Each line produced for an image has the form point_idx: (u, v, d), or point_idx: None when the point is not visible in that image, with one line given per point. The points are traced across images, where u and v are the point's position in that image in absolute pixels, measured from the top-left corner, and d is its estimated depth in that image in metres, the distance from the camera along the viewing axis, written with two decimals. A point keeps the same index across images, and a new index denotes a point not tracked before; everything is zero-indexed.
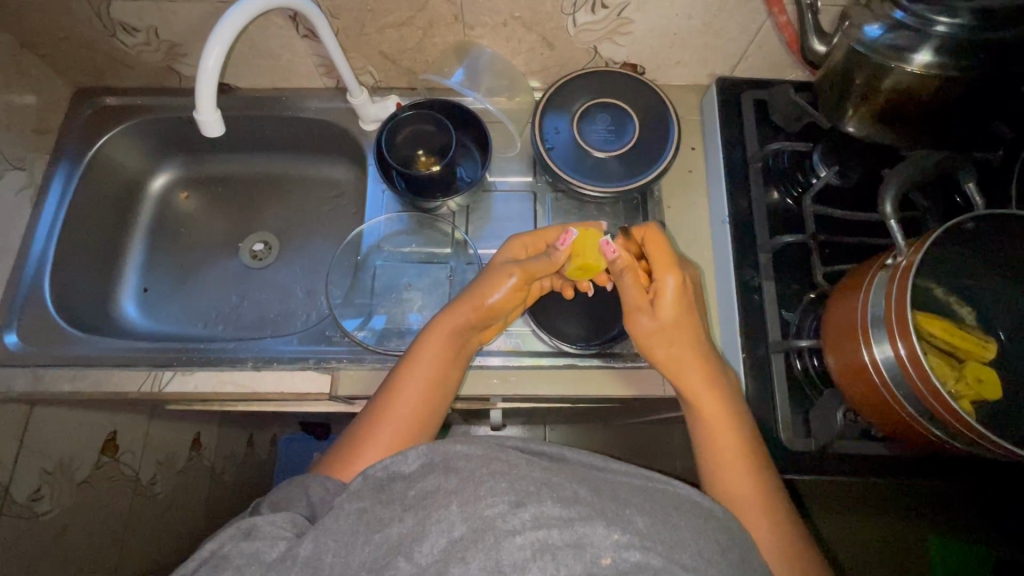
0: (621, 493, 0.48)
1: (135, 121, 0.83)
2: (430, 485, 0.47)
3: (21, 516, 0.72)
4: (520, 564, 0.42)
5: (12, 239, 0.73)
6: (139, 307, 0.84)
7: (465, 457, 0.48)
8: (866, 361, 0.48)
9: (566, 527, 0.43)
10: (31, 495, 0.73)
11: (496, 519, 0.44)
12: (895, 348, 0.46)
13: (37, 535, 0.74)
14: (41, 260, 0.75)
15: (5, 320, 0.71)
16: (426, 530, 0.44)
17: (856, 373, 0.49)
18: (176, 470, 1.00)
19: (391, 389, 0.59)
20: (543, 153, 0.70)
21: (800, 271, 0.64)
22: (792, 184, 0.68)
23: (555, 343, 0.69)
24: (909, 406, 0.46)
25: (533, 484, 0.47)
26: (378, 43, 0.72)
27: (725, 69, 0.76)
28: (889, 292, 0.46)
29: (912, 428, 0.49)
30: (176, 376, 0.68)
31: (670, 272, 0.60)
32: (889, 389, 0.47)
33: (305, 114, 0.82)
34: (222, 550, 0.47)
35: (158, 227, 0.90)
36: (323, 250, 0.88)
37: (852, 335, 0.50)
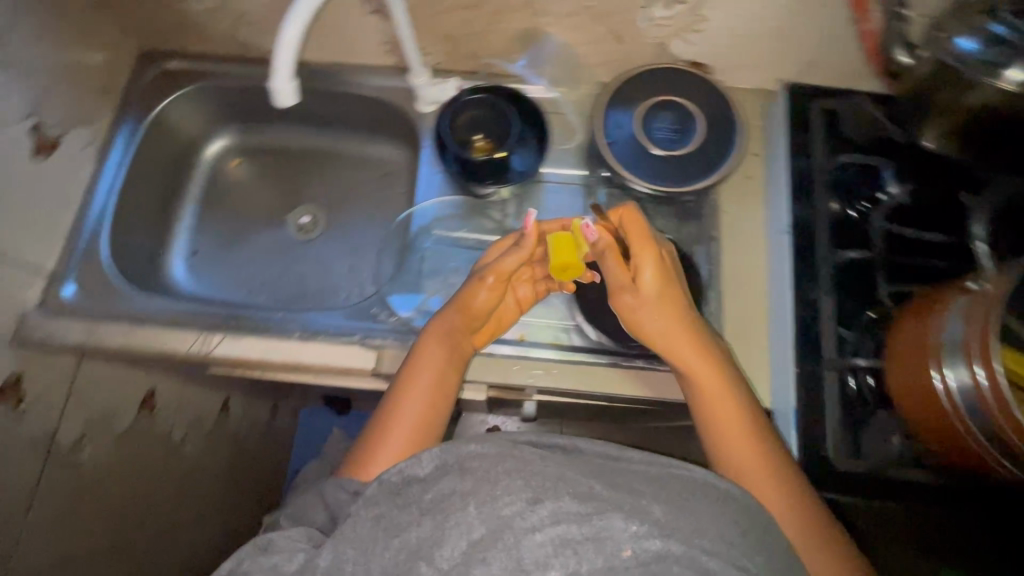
0: (636, 483, 0.48)
1: (196, 87, 0.84)
2: (446, 488, 0.47)
3: (64, 463, 0.74)
4: (542, 561, 0.42)
5: (74, 193, 0.75)
6: (186, 269, 0.86)
7: (478, 457, 0.49)
8: (939, 384, 0.47)
9: (585, 522, 0.44)
10: (74, 443, 0.75)
11: (513, 518, 0.44)
12: (972, 373, 0.44)
13: (76, 483, 0.76)
14: (100, 217, 0.76)
15: (64, 271, 0.73)
16: (445, 533, 0.44)
17: (924, 396, 0.48)
18: (205, 432, 1.02)
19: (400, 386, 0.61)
20: (604, 147, 0.69)
21: (861, 288, 0.62)
22: (856, 197, 0.66)
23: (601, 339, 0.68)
24: (980, 433, 0.45)
25: (549, 479, 0.47)
26: (445, 24, 0.72)
27: (795, 75, 0.74)
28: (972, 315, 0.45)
29: (979, 458, 0.47)
30: (225, 340, 0.69)
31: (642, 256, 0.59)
32: (960, 414, 0.45)
33: (363, 91, 0.82)
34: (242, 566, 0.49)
35: (209, 192, 0.91)
36: (367, 228, 0.88)
37: (921, 357, 0.48)
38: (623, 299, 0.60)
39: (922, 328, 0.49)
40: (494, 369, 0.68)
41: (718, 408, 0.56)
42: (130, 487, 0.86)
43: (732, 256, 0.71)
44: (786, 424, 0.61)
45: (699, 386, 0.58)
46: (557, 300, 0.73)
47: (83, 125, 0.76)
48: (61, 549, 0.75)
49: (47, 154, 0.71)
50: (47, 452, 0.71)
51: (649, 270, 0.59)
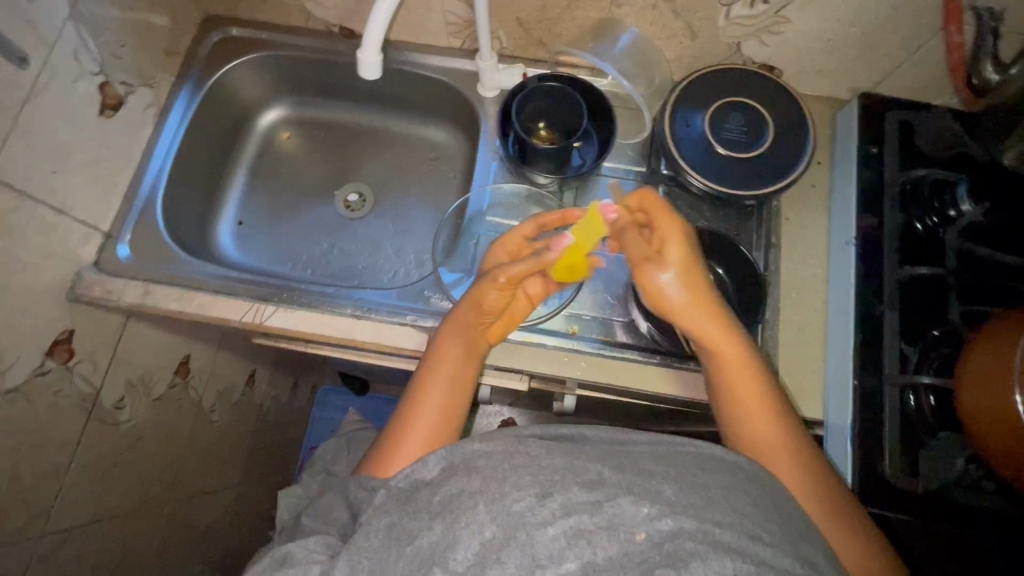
0: (646, 466, 0.48)
1: (257, 55, 0.83)
2: (453, 489, 0.46)
3: (104, 422, 0.74)
4: (556, 556, 0.41)
5: (132, 154, 0.75)
6: (233, 238, 0.86)
7: (484, 455, 0.48)
8: (1020, 405, 0.46)
9: (597, 510, 0.43)
10: (116, 403, 0.75)
11: (525, 514, 0.43)
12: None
13: (114, 442, 0.76)
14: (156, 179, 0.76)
15: (117, 231, 0.73)
16: (457, 535, 0.43)
17: (1000, 417, 0.47)
18: (233, 403, 1.03)
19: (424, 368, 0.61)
20: (670, 144, 0.68)
21: (927, 306, 0.61)
22: (928, 210, 0.63)
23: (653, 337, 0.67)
24: None
25: (556, 472, 0.46)
26: (519, 9, 0.71)
27: (868, 85, 0.73)
28: None
29: None
30: (278, 312, 0.68)
31: (668, 238, 0.60)
32: None
33: (425, 71, 0.81)
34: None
35: (258, 163, 0.90)
36: (415, 211, 0.88)
37: (1002, 381, 0.48)
38: (648, 276, 0.60)
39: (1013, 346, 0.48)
40: (545, 361, 0.68)
41: (748, 404, 0.56)
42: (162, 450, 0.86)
43: (791, 264, 0.70)
44: (847, 440, 0.60)
45: (726, 379, 0.58)
46: (610, 296, 0.72)
47: (145, 86, 0.76)
48: (98, 507, 0.76)
49: (111, 112, 0.71)
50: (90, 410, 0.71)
51: (677, 253, 0.60)
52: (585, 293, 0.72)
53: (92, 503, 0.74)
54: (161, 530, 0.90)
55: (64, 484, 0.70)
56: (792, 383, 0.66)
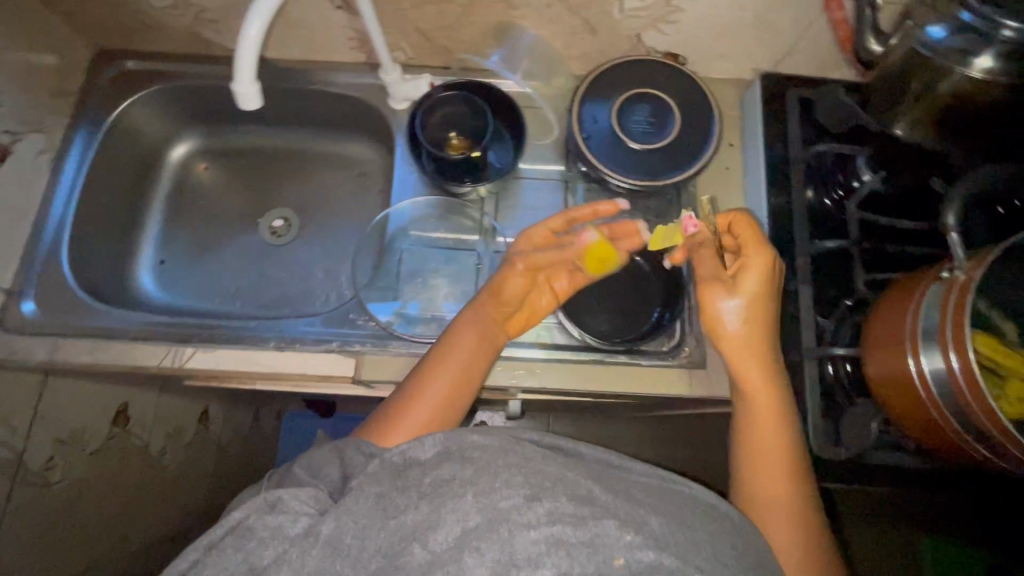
0: (634, 491, 0.46)
1: (157, 87, 0.80)
2: (446, 474, 0.44)
3: (34, 485, 0.70)
4: (533, 558, 0.40)
5: (29, 203, 0.71)
6: (155, 279, 0.83)
7: (480, 448, 0.46)
8: (913, 370, 0.47)
9: (581, 526, 0.41)
10: (43, 464, 0.71)
11: (510, 511, 0.42)
12: (947, 360, 0.45)
13: (48, 504, 0.73)
14: (60, 227, 0.73)
15: (22, 286, 0.70)
16: (441, 517, 0.42)
17: (899, 382, 0.49)
18: (185, 444, 0.99)
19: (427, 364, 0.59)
20: (580, 142, 0.68)
21: (838, 276, 0.63)
22: (831, 185, 0.66)
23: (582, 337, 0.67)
24: (950, 416, 0.46)
25: (549, 478, 0.44)
26: (415, 19, 0.70)
27: (770, 64, 0.74)
28: (947, 304, 0.45)
29: (947, 439, 0.48)
30: (198, 353, 0.66)
31: (754, 260, 0.56)
32: (933, 399, 0.47)
33: (334, 88, 0.79)
34: (247, 520, 0.44)
35: (176, 198, 0.88)
36: (344, 230, 0.86)
37: (898, 344, 0.49)
38: (709, 291, 0.58)
39: (905, 307, 0.49)
40: None
41: (759, 398, 0.56)
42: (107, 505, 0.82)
43: None
44: None
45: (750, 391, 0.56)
46: None
47: (36, 130, 0.72)
48: (38, 574, 0.72)
49: None
50: (14, 475, 0.68)
51: (751, 277, 0.56)
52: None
53: (30, 571, 0.71)
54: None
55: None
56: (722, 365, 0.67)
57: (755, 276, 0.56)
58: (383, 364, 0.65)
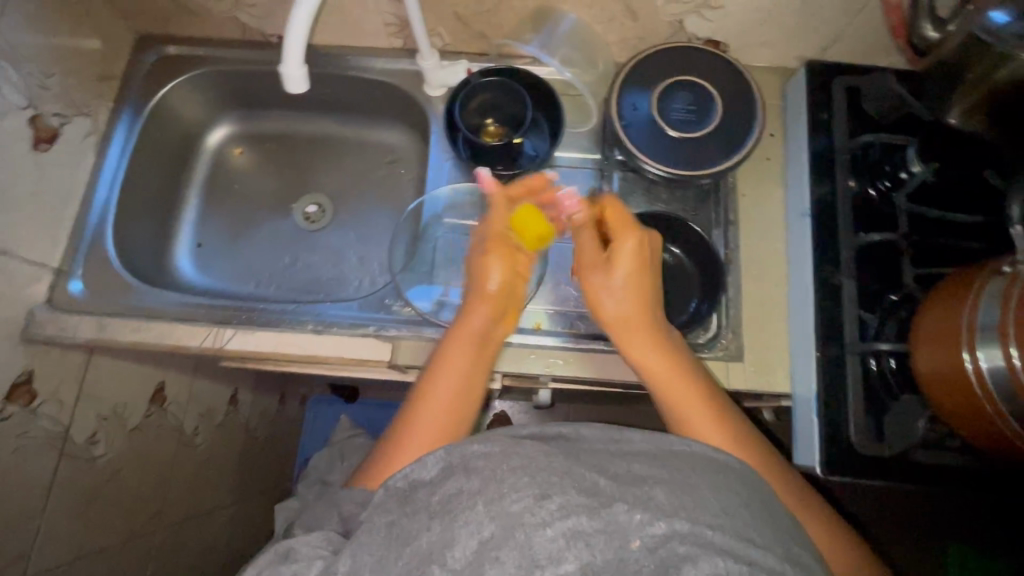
0: (637, 470, 0.46)
1: (195, 72, 0.81)
2: (453, 488, 0.44)
3: (79, 458, 0.73)
4: (554, 557, 0.39)
5: (75, 187, 0.73)
6: (192, 262, 0.85)
7: (482, 455, 0.46)
8: (968, 366, 0.46)
9: (594, 514, 0.41)
10: (88, 438, 0.74)
11: (523, 515, 0.41)
12: (1006, 353, 0.42)
13: (92, 478, 0.75)
14: (104, 209, 0.75)
15: (70, 267, 0.72)
16: (455, 533, 0.41)
17: (954, 378, 0.47)
18: (216, 424, 1.01)
19: (418, 395, 0.57)
20: (619, 130, 0.67)
21: (885, 270, 0.61)
22: (877, 176, 0.64)
23: None
24: (1010, 419, 0.44)
25: (555, 474, 0.44)
26: (454, 4, 0.69)
27: (815, 51, 0.72)
28: (1005, 297, 0.43)
29: (1009, 444, 0.46)
30: (237, 334, 0.68)
31: (624, 240, 0.61)
32: (990, 398, 0.44)
33: (370, 74, 0.79)
34: (262, 575, 0.46)
35: (213, 182, 0.89)
36: (377, 216, 0.87)
37: (953, 339, 0.47)
38: (591, 279, 0.62)
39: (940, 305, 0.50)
40: (511, 359, 0.67)
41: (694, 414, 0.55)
42: (145, 482, 0.85)
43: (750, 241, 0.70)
44: (812, 411, 0.60)
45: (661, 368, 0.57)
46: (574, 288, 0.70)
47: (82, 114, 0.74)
48: (83, 544, 0.75)
49: (47, 145, 0.69)
50: (61, 448, 0.70)
51: (584, 238, 0.63)
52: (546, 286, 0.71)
53: (75, 541, 0.74)
54: (151, 560, 0.89)
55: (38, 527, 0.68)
56: (758, 358, 0.66)
57: (629, 258, 0.60)
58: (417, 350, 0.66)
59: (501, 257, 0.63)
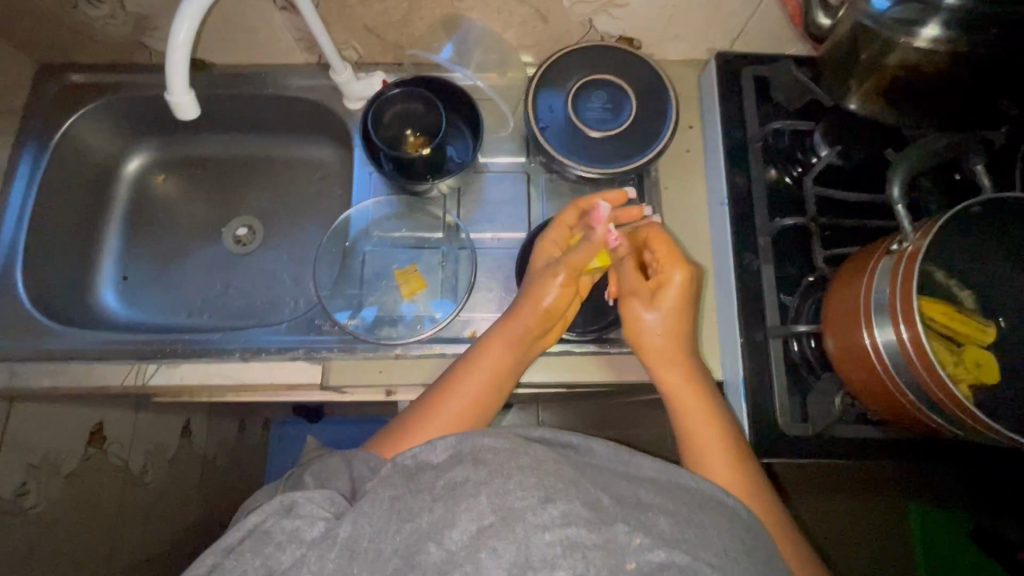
0: (641, 495, 0.46)
1: (103, 100, 0.78)
2: (459, 476, 0.44)
3: (8, 512, 0.69)
4: (549, 561, 0.39)
5: None
6: (118, 296, 0.81)
7: (492, 450, 0.45)
8: (869, 345, 0.48)
9: (594, 529, 0.41)
10: (16, 489, 0.70)
11: (524, 512, 0.41)
12: (897, 331, 0.45)
13: (25, 530, 0.72)
14: (12, 250, 0.72)
15: None
16: (457, 517, 0.42)
17: (857, 357, 0.49)
18: (167, 459, 0.98)
19: (440, 394, 0.59)
20: (537, 133, 0.67)
21: (800, 254, 0.63)
22: (791, 162, 0.66)
23: None
24: (910, 393, 0.47)
25: (562, 480, 0.44)
26: (361, 16, 0.68)
27: (724, 43, 0.74)
28: (895, 276, 0.46)
29: (910, 414, 0.49)
30: (162, 369, 0.66)
31: (673, 274, 0.60)
32: (890, 373, 0.47)
33: (287, 91, 0.78)
34: (264, 524, 0.45)
35: (136, 212, 0.86)
36: (310, 234, 0.85)
37: (853, 318, 0.49)
38: (631, 307, 0.61)
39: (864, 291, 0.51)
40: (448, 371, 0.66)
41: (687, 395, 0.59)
42: (89, 528, 0.81)
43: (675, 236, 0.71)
44: (739, 396, 0.62)
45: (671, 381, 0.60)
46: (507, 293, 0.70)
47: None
48: None
49: None
50: None
51: (626, 273, 0.62)
52: (478, 292, 0.70)
53: None
54: None
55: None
56: None
57: (677, 288, 0.60)
58: (348, 369, 0.65)
59: (560, 275, 0.60)
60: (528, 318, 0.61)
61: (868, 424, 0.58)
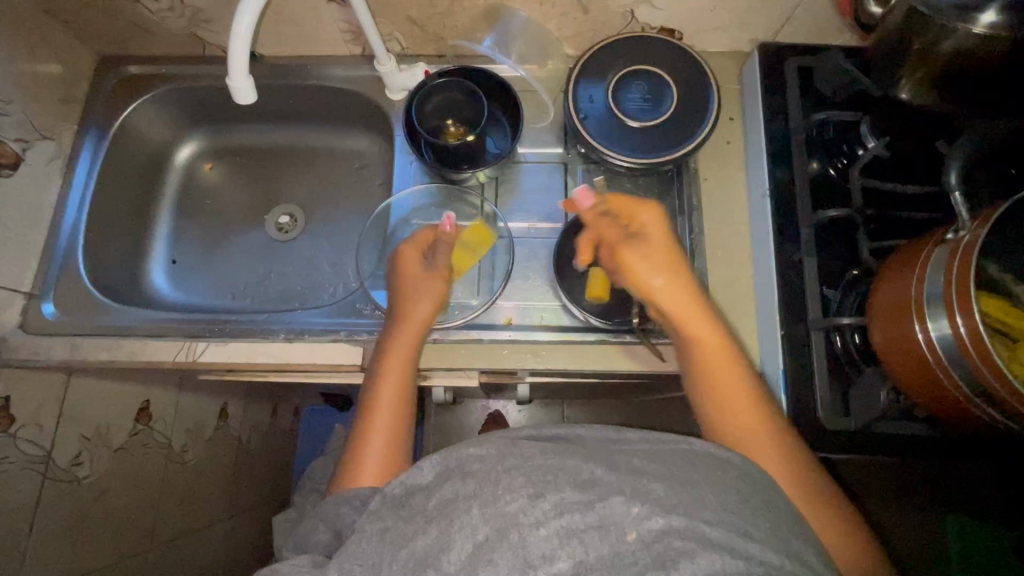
0: (637, 462, 0.46)
1: (157, 90, 0.81)
2: (449, 492, 0.44)
3: (62, 481, 0.73)
4: (549, 554, 0.39)
5: (44, 210, 0.74)
6: (168, 279, 0.85)
7: (478, 459, 0.46)
8: (920, 338, 0.47)
9: (588, 510, 0.41)
10: (71, 460, 0.74)
11: (518, 515, 0.41)
12: (953, 325, 0.44)
13: (77, 500, 0.75)
14: (72, 232, 0.75)
15: (41, 290, 0.73)
16: (451, 538, 0.41)
17: (906, 348, 0.48)
18: (205, 440, 1.02)
19: (366, 412, 0.58)
20: (577, 123, 0.67)
21: (844, 246, 0.62)
22: (836, 155, 0.66)
23: (585, 317, 0.67)
24: (956, 378, 0.46)
25: (549, 472, 0.44)
26: (406, 9, 0.70)
27: (766, 33, 0.73)
28: (951, 269, 0.44)
29: (960, 405, 0.47)
30: (211, 347, 0.69)
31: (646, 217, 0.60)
32: (944, 366, 0.46)
33: (330, 83, 0.80)
34: None
35: (185, 199, 0.90)
36: (348, 223, 0.87)
37: (904, 311, 0.48)
38: (631, 260, 0.58)
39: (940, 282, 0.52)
40: (484, 355, 0.67)
41: (735, 401, 0.54)
42: (136, 500, 0.85)
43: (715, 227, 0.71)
44: (777, 388, 0.61)
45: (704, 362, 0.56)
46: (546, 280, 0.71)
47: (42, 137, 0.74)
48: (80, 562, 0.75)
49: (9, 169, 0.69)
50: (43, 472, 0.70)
51: (654, 228, 0.60)
52: (514, 282, 0.71)
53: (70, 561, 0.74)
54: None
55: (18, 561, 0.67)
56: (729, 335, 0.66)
57: (656, 229, 0.60)
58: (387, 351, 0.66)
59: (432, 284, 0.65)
60: (411, 325, 0.63)
61: (915, 421, 0.56)
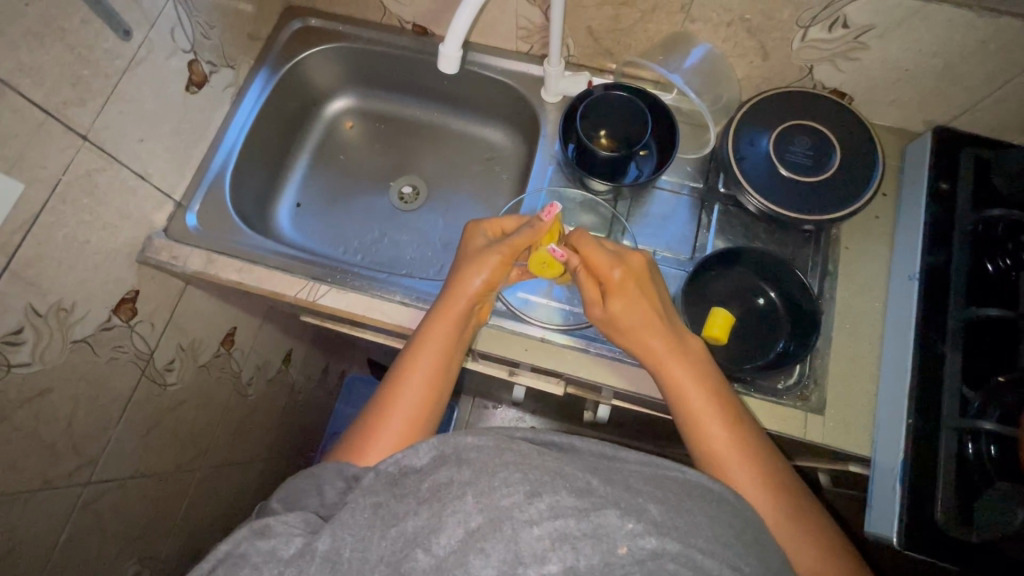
0: (631, 482, 0.44)
1: (333, 45, 0.86)
2: (444, 477, 0.43)
3: (225, 371, 0.90)
4: (539, 555, 0.38)
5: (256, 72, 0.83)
6: (269, 78, 0.84)
7: (476, 449, 0.44)
8: None
9: (583, 517, 0.40)
10: (252, 198, 0.85)
11: (511, 510, 0.40)
12: None
13: (228, 390, 0.93)
14: (270, 73, 0.84)
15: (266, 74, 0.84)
16: (442, 521, 0.40)
17: None
18: (268, 378, 1.04)
19: None
20: (733, 162, 0.68)
21: (993, 350, 0.58)
22: (996, 251, 0.60)
23: (775, 387, 0.65)
24: None
25: (548, 473, 0.43)
26: (590, 18, 0.72)
27: (943, 117, 0.71)
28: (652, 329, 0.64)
29: None
30: (331, 292, 0.71)
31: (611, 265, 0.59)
32: None
33: (492, 73, 0.83)
34: None
35: (321, 151, 0.94)
36: (468, 209, 0.89)
37: None
38: None
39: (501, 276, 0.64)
40: (548, 356, 0.69)
41: None
42: (261, 419, 1.07)
43: (833, 320, 0.68)
44: (896, 479, 0.58)
45: None
46: None
47: (178, 206, 0.75)
48: (233, 454, 1.01)
49: (195, 88, 0.75)
50: (174, 214, 0.75)
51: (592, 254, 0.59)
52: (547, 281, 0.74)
53: (229, 448, 0.99)
54: (227, 471, 1.00)
55: (93, 472, 0.70)
56: (840, 418, 0.64)
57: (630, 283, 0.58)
58: (637, 378, 0.67)
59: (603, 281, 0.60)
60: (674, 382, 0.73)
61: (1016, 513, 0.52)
